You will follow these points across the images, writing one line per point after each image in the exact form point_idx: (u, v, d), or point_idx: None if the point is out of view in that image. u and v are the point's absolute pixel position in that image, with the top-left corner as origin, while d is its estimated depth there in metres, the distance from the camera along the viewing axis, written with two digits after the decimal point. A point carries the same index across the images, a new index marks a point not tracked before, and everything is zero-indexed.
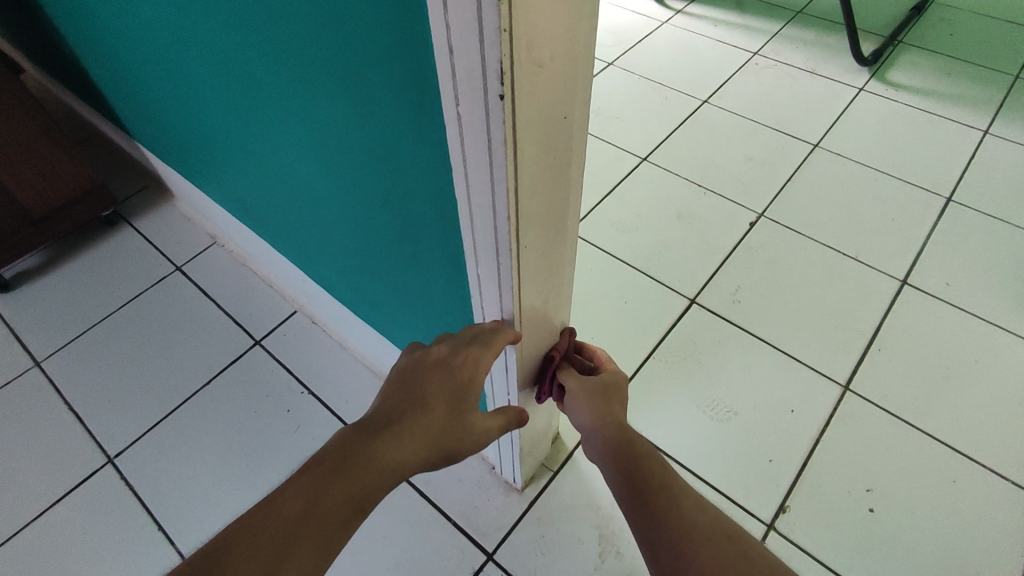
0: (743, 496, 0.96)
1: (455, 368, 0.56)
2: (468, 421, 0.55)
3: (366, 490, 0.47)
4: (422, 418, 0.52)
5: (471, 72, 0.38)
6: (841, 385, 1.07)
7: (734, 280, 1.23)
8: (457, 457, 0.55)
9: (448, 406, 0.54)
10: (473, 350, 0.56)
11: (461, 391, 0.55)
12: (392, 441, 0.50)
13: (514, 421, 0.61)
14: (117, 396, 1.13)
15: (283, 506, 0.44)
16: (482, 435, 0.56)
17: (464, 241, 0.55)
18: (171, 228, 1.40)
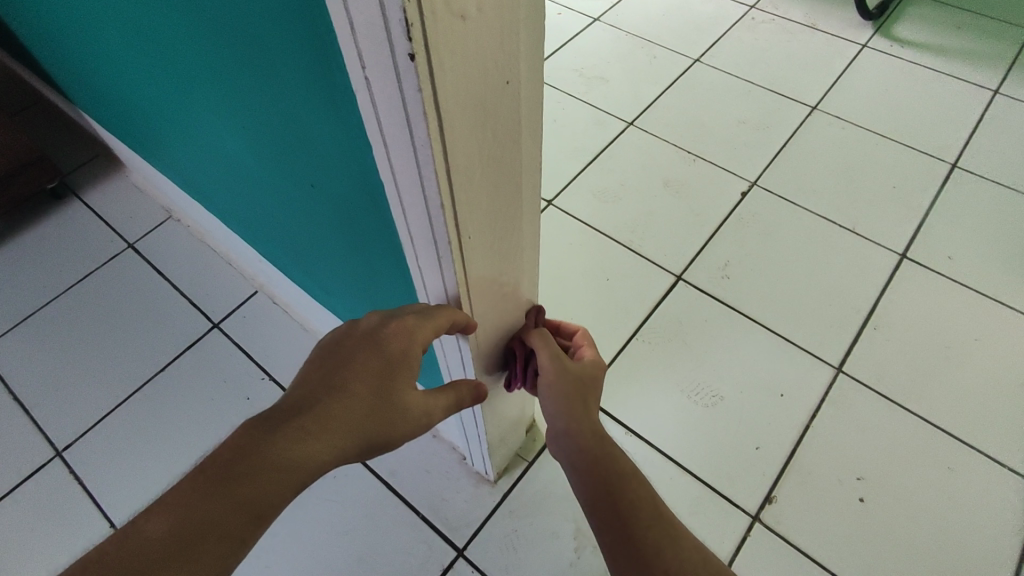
0: (728, 485, 0.91)
1: (387, 343, 0.48)
2: (397, 403, 0.48)
3: (263, 496, 0.40)
4: (340, 404, 0.45)
5: (374, 22, 0.30)
6: (833, 366, 1.01)
7: (724, 254, 1.15)
8: (388, 443, 0.48)
9: (375, 387, 0.47)
10: (408, 320, 0.48)
11: (392, 370, 0.47)
12: (300, 435, 0.42)
13: (460, 400, 0.54)
14: (64, 384, 1.06)
15: (148, 530, 0.37)
16: (418, 419, 0.50)
17: (401, 228, 0.47)
18: (123, 201, 1.30)
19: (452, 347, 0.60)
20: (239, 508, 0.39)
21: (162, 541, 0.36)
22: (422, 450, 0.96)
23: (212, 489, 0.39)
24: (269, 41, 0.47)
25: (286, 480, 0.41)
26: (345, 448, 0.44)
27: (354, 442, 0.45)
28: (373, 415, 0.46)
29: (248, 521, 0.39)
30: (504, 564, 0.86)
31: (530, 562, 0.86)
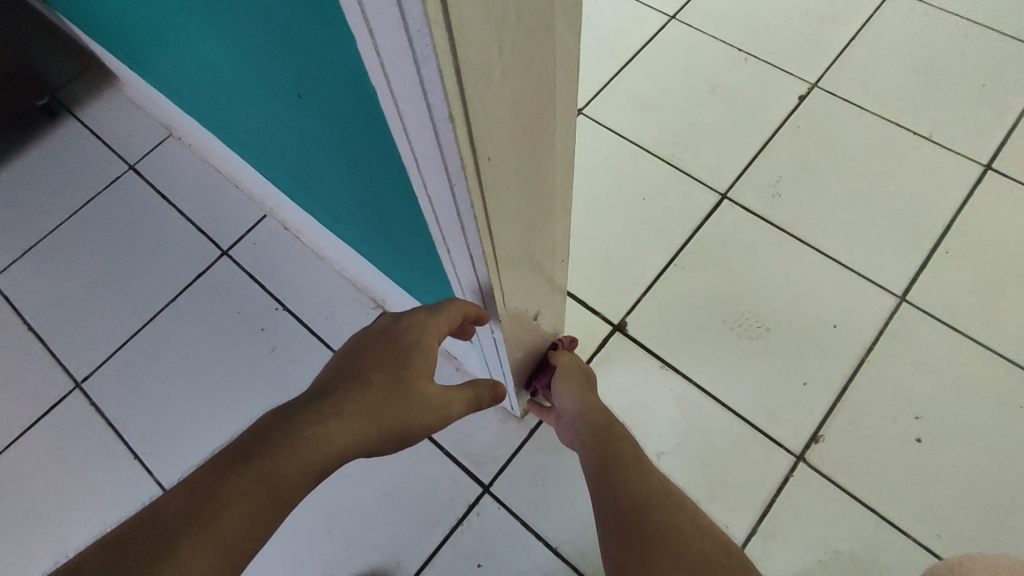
0: (771, 423, 0.85)
1: (404, 334, 0.46)
2: (418, 394, 0.45)
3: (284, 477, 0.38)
4: (356, 392, 0.43)
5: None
6: (896, 295, 0.91)
7: (776, 168, 1.03)
8: (407, 438, 0.45)
9: (392, 377, 0.44)
10: (419, 314, 0.46)
11: (410, 358, 0.45)
12: (319, 420, 0.41)
13: (480, 394, 0.51)
14: (77, 315, 1.03)
15: (163, 508, 0.35)
16: (439, 411, 0.46)
17: (403, 152, 0.38)
18: (120, 117, 1.22)
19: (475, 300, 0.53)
20: (260, 489, 0.37)
21: (170, 527, 0.34)
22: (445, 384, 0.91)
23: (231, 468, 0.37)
24: None
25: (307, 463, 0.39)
26: (363, 437, 0.42)
27: (374, 431, 0.42)
28: (390, 402, 0.43)
29: (269, 506, 0.37)
30: (531, 501, 0.83)
31: (558, 500, 0.83)
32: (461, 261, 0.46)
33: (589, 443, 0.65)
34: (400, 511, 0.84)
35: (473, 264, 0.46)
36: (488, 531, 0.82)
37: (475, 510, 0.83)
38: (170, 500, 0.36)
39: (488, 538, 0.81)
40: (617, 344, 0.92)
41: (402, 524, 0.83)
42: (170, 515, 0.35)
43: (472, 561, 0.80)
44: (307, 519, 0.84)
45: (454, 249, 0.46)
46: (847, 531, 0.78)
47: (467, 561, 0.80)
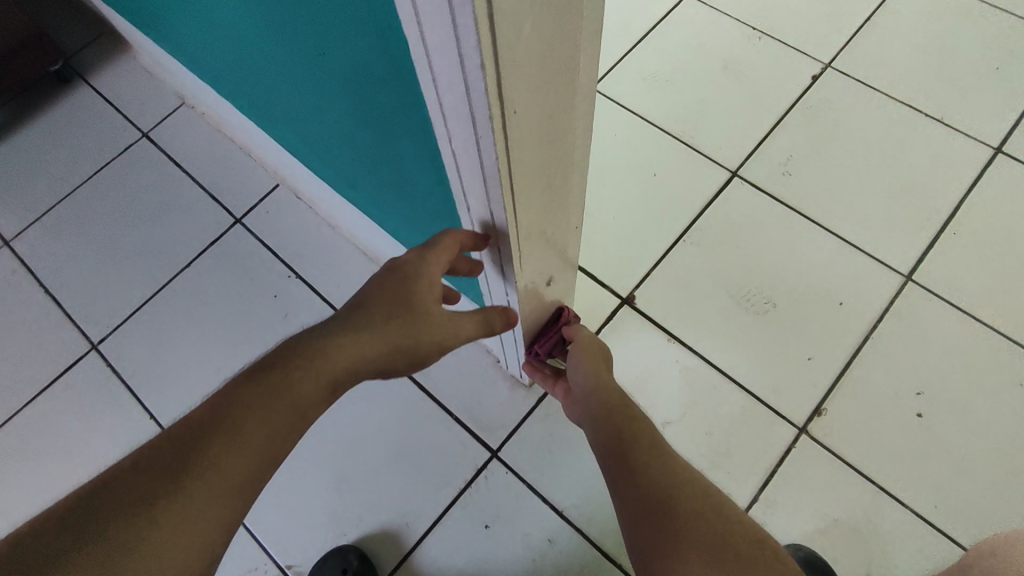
0: (775, 396, 0.86)
1: (402, 263, 0.47)
2: (421, 320, 0.46)
3: (305, 395, 0.42)
4: (361, 318, 0.45)
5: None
6: (903, 274, 0.92)
7: (787, 147, 1.03)
8: (417, 357, 0.48)
9: (395, 305, 0.46)
10: (414, 252, 0.47)
11: (408, 283, 0.47)
12: (329, 341, 0.44)
13: (488, 318, 0.53)
14: (93, 279, 1.05)
15: (194, 414, 0.40)
16: (445, 329, 0.48)
17: (432, 107, 0.39)
18: (133, 85, 1.22)
19: (493, 262, 0.54)
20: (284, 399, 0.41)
21: (197, 431, 0.38)
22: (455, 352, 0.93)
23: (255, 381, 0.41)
24: None
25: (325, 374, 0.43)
26: (371, 355, 0.45)
27: (382, 348, 0.45)
28: (394, 322, 0.45)
29: (291, 416, 0.41)
30: (538, 467, 0.85)
31: (564, 466, 0.85)
32: (481, 220, 0.48)
33: (607, 424, 0.63)
34: (409, 473, 0.86)
35: (492, 222, 0.47)
36: (495, 494, 0.84)
37: (483, 474, 0.85)
38: (195, 413, 0.40)
39: (494, 501, 0.83)
40: (625, 317, 0.93)
41: (410, 486, 0.85)
42: (197, 424, 0.38)
43: (479, 522, 0.82)
44: (318, 479, 0.86)
45: (474, 208, 0.47)
46: (845, 501, 0.80)
47: (474, 522, 0.83)
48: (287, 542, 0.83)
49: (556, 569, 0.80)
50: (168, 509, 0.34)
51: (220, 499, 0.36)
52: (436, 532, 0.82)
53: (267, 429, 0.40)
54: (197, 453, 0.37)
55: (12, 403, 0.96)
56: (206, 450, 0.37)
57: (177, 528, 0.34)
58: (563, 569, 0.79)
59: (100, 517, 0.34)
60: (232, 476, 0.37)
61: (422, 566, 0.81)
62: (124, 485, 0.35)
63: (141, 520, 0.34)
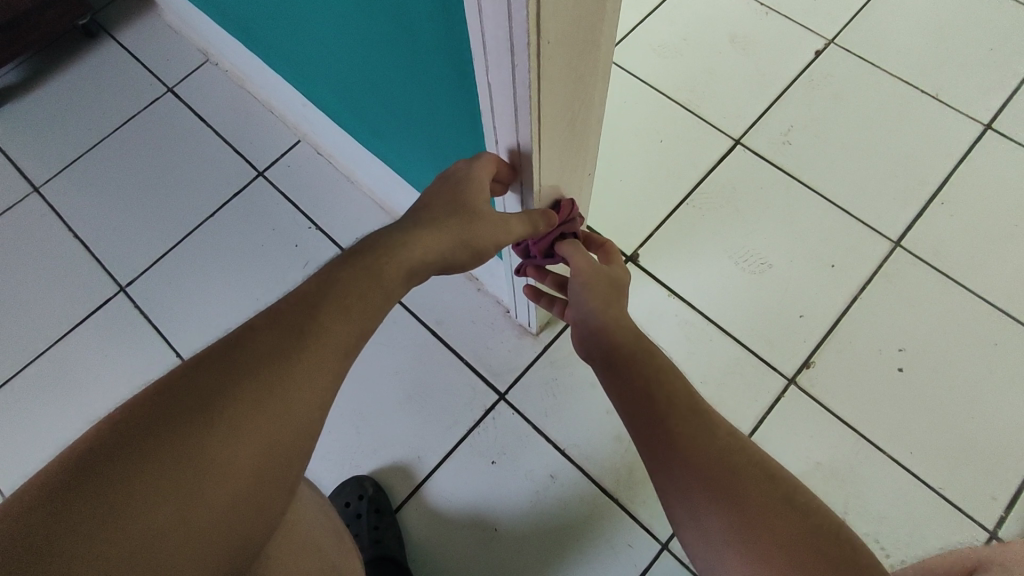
0: (766, 349, 0.92)
1: (455, 172, 0.54)
2: (473, 219, 0.52)
3: (387, 283, 0.49)
4: (426, 218, 0.52)
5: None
6: (891, 240, 0.98)
7: (788, 118, 1.08)
8: (477, 252, 0.54)
9: (450, 208, 0.52)
10: (461, 165, 0.54)
11: (463, 187, 0.53)
12: (401, 235, 0.51)
13: (534, 218, 0.56)
14: (120, 225, 1.10)
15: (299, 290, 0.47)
16: (497, 226, 0.53)
17: (475, 39, 0.44)
18: (158, 41, 1.26)
19: (515, 194, 0.59)
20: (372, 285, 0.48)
21: (307, 305, 0.45)
22: (467, 302, 0.98)
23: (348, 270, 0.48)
24: None
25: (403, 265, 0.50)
26: (437, 247, 0.52)
27: (445, 242, 0.52)
28: (452, 220, 0.52)
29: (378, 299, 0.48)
30: (543, 409, 0.91)
31: (567, 407, 0.91)
32: (508, 150, 0.53)
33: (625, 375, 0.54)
34: (423, 411, 0.92)
35: (518, 152, 0.52)
36: (503, 433, 0.90)
37: (491, 414, 0.91)
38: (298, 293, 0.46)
39: (502, 439, 0.89)
40: None
41: (423, 423, 0.91)
42: (301, 301, 0.46)
43: (487, 458, 0.89)
44: (336, 414, 0.92)
45: (503, 138, 0.52)
46: (827, 446, 0.86)
47: (482, 458, 0.89)
48: (307, 471, 0.90)
49: (557, 502, 0.86)
50: (290, 365, 0.42)
51: (330, 359, 0.44)
52: (447, 466, 0.88)
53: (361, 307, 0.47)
54: (307, 323, 0.44)
55: (45, 338, 1.01)
56: (312, 322, 0.44)
57: (298, 381, 0.42)
58: (564, 502, 0.86)
59: (236, 369, 0.41)
60: (336, 342, 0.45)
61: (433, 497, 0.87)
62: (250, 347, 0.42)
63: (270, 372, 0.41)
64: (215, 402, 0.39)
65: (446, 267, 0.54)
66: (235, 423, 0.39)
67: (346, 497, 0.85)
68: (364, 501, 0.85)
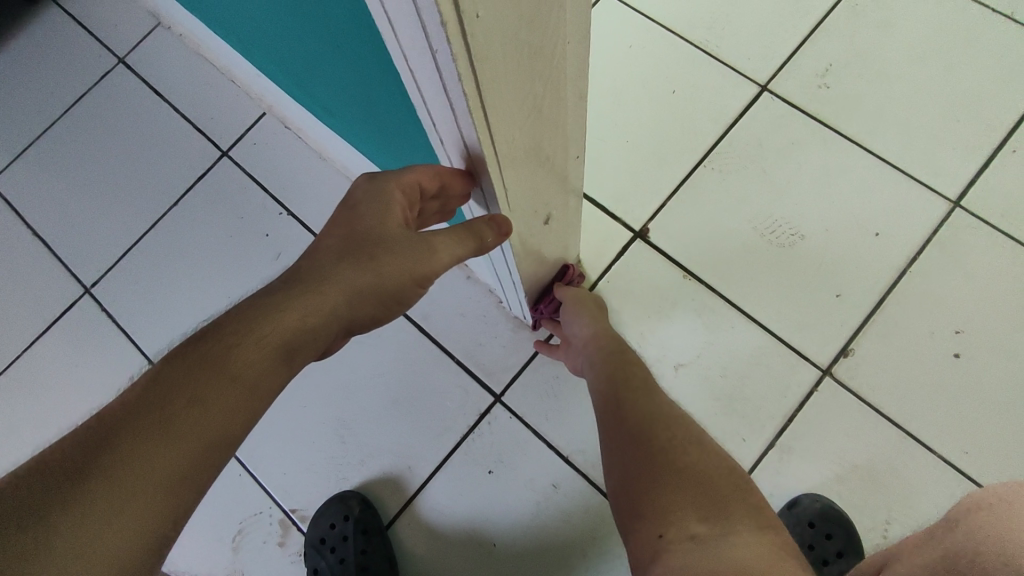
0: (798, 337, 0.80)
1: (356, 196, 0.47)
2: (381, 259, 0.45)
3: (254, 370, 0.40)
4: (321, 268, 0.44)
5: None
6: (949, 200, 0.83)
7: (826, 55, 0.91)
8: (399, 291, 0.46)
9: (352, 249, 0.45)
10: (360, 189, 0.47)
11: (363, 218, 0.46)
12: (278, 300, 0.42)
13: (475, 231, 0.46)
14: (80, 220, 1.01)
15: (142, 379, 0.38)
16: (412, 258, 0.45)
17: (382, 16, 0.31)
18: (104, 6, 1.12)
19: (476, 203, 0.48)
20: (237, 383, 0.39)
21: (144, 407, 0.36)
22: (455, 292, 0.88)
23: (204, 364, 0.38)
24: None
25: (270, 345, 0.41)
26: (327, 305, 0.43)
27: (336, 297, 0.44)
28: (353, 266, 0.44)
29: (241, 391, 0.39)
30: (543, 412, 0.81)
31: (570, 410, 0.81)
32: (456, 153, 0.41)
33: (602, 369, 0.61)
34: (411, 418, 0.83)
35: (468, 157, 0.40)
36: (500, 439, 0.81)
37: (486, 419, 0.82)
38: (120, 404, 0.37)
39: (499, 446, 0.80)
40: (637, 253, 0.86)
41: (411, 431, 0.83)
42: (114, 417, 0.36)
43: (483, 467, 0.80)
44: (318, 423, 0.84)
45: (447, 137, 0.40)
46: (868, 446, 0.76)
47: (477, 467, 0.80)
48: (291, 485, 0.83)
49: (561, 515, 0.78)
50: (73, 507, 0.32)
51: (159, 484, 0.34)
52: (440, 477, 0.80)
53: (209, 412, 0.37)
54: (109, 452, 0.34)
55: (13, 348, 0.95)
56: (129, 440, 0.34)
57: (92, 527, 0.32)
58: (569, 514, 0.77)
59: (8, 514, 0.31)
60: (165, 467, 0.35)
61: (426, 511, 0.80)
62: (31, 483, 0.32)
63: (41, 524, 0.31)
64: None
65: (351, 326, 0.46)
66: None
67: (331, 518, 0.79)
68: (350, 522, 0.78)
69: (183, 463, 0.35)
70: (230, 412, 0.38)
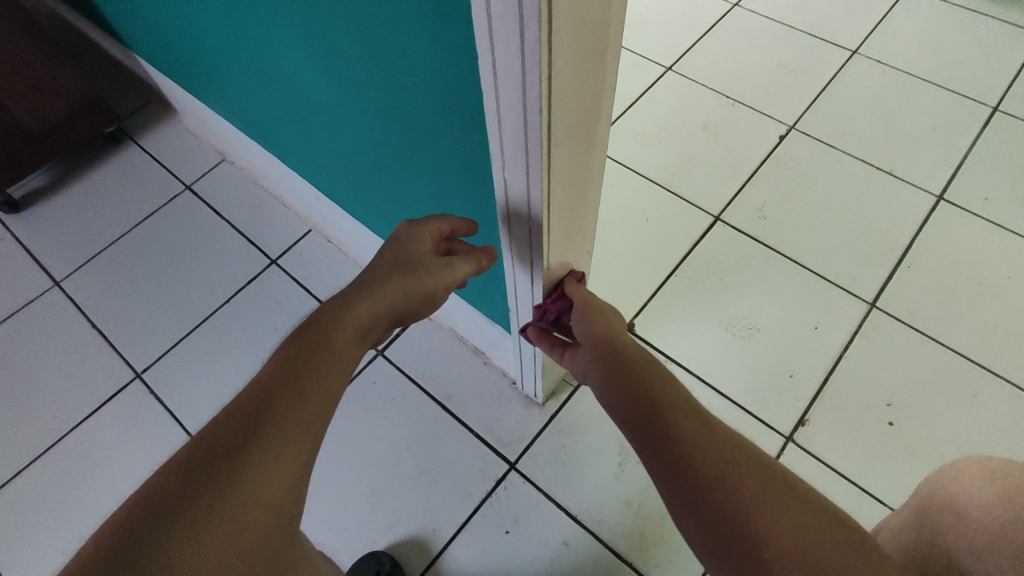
0: (763, 409, 0.97)
1: (398, 235, 0.60)
2: (422, 271, 0.57)
3: (341, 340, 0.50)
4: (377, 275, 0.56)
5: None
6: (868, 302, 1.05)
7: (761, 196, 1.18)
8: (432, 297, 0.58)
9: (399, 266, 0.57)
10: (400, 229, 0.60)
11: (405, 248, 0.59)
12: (347, 301, 0.53)
13: (475, 257, 0.62)
14: (138, 314, 1.14)
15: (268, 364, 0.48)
16: (443, 273, 0.58)
17: (493, 146, 0.51)
18: (178, 146, 1.36)
19: (522, 268, 0.65)
20: (334, 351, 0.49)
21: (280, 374, 0.46)
22: (474, 376, 1.03)
23: (306, 342, 0.49)
24: None
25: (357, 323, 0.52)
26: (389, 299, 0.55)
27: (394, 293, 0.55)
28: (402, 275, 0.56)
29: (338, 354, 0.49)
30: (553, 476, 0.93)
31: (576, 475, 0.93)
32: (520, 235, 0.59)
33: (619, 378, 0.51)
34: (435, 484, 0.93)
35: (529, 237, 0.59)
36: (515, 501, 0.91)
37: (503, 484, 0.93)
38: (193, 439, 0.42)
39: (515, 507, 0.91)
40: None
41: (436, 496, 0.92)
42: (258, 389, 0.45)
43: (501, 527, 0.89)
44: (350, 490, 0.93)
45: (516, 224, 0.59)
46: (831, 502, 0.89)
47: (496, 527, 0.89)
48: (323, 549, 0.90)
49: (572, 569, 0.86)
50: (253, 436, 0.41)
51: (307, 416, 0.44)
52: (463, 537, 0.89)
53: (326, 373, 0.47)
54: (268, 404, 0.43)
55: (59, 428, 1.02)
56: (260, 410, 0.43)
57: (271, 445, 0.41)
58: (580, 569, 0.86)
59: (212, 449, 0.40)
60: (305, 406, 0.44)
61: (449, 569, 0.87)
62: (219, 431, 0.42)
63: (232, 449, 0.40)
64: (141, 546, 0.36)
65: (401, 317, 0.57)
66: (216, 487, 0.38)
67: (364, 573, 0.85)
68: None
69: (316, 403, 0.45)
70: (340, 372, 0.48)
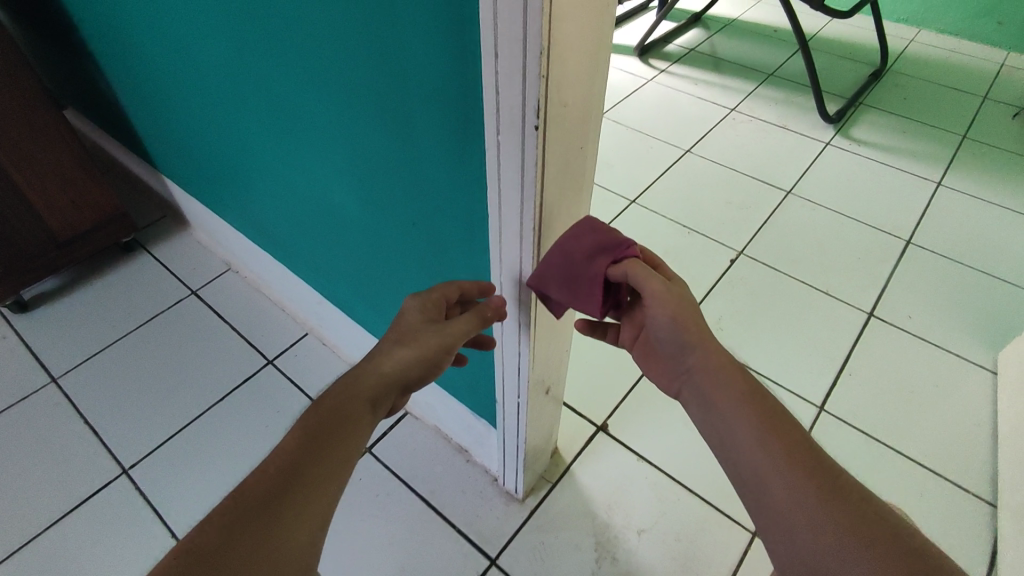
0: (729, 505, 1.03)
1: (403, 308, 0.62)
2: (422, 336, 0.58)
3: (353, 408, 0.53)
4: (384, 347, 0.58)
5: (512, 89, 0.46)
6: (817, 406, 1.16)
7: (717, 310, 1.33)
8: (433, 360, 0.58)
9: (400, 336, 0.59)
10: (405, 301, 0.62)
11: (407, 319, 0.60)
12: (359, 371, 0.56)
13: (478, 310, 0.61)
14: (131, 410, 1.18)
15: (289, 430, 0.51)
16: (441, 333, 0.58)
17: (493, 253, 0.64)
18: (188, 255, 1.48)
19: (509, 346, 0.75)
20: (347, 420, 0.52)
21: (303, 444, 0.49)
22: (457, 473, 1.08)
23: (320, 413, 0.52)
24: (399, 132, 0.66)
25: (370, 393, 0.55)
26: (393, 369, 0.56)
27: (398, 362, 0.57)
28: (403, 345, 0.58)
29: (351, 424, 0.52)
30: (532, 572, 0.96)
31: (555, 570, 0.96)
32: (512, 323, 0.70)
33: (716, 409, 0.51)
34: None
35: (518, 325, 0.70)
36: None
37: None
38: (214, 513, 0.43)
39: None
40: (600, 442, 1.12)
41: None
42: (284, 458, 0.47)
43: None
44: None
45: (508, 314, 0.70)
46: None
47: None
48: None
49: None
50: (280, 502, 0.44)
51: (324, 484, 0.47)
52: None
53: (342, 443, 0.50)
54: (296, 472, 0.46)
55: (35, 524, 1.01)
56: (287, 477, 0.46)
57: (295, 509, 0.44)
58: None
59: (242, 509, 0.43)
60: (321, 475, 0.47)
61: None
62: (248, 493, 0.44)
63: (261, 511, 0.43)
64: None
65: (407, 382, 0.58)
66: (250, 545, 0.41)
67: None
68: None
69: (331, 471, 0.48)
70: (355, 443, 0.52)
